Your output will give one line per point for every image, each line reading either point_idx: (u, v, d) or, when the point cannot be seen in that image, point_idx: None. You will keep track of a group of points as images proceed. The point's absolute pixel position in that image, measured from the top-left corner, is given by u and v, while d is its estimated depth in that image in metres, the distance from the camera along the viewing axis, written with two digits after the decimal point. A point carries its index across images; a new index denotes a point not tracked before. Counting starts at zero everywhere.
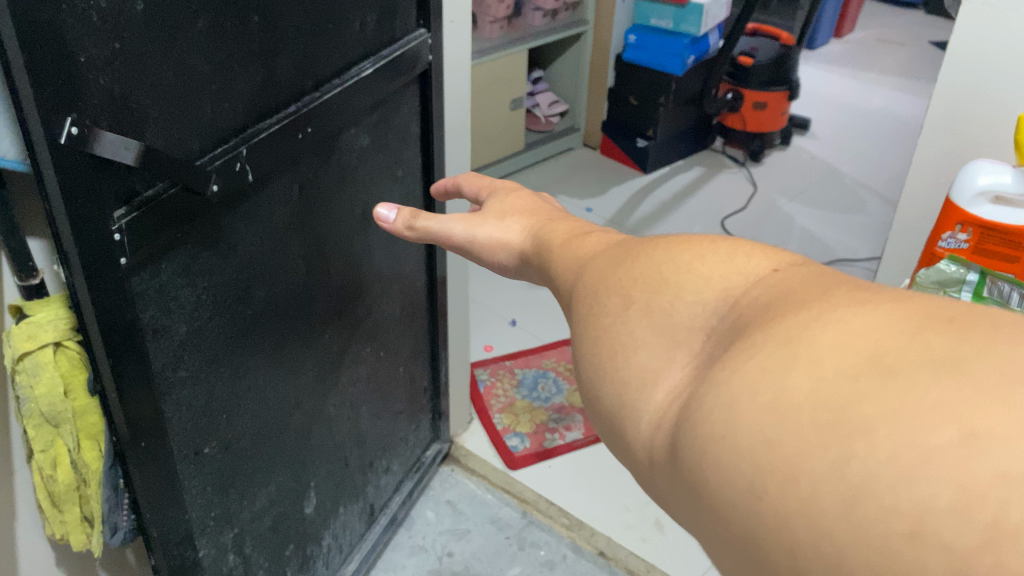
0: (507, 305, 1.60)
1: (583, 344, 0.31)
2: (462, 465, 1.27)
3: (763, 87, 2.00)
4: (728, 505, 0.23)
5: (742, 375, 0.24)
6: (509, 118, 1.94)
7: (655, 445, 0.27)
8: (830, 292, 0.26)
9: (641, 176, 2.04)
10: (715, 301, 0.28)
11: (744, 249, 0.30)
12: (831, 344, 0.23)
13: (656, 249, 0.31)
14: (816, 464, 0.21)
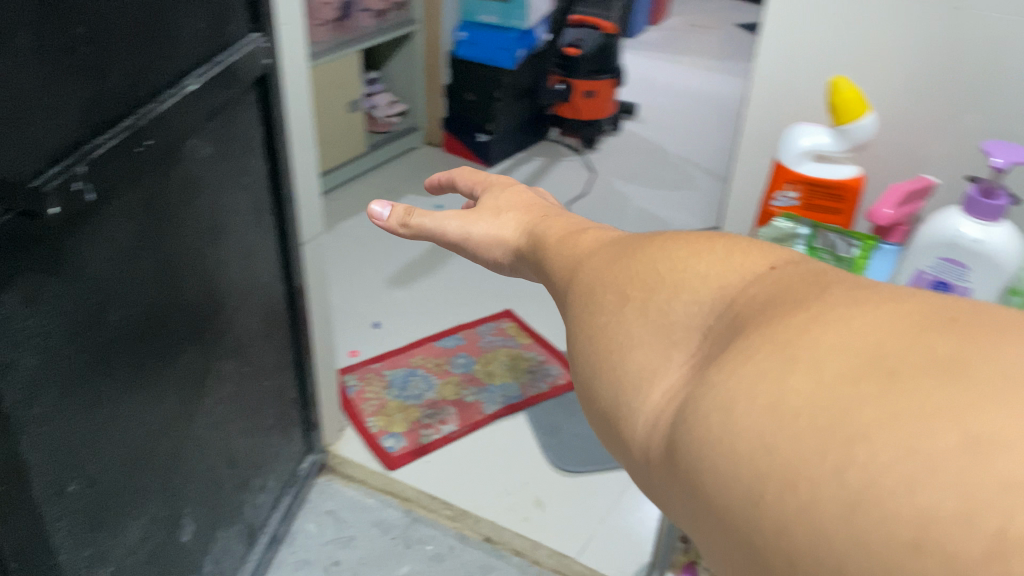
0: (370, 305, 1.58)
1: (580, 342, 0.34)
2: (339, 474, 1.26)
3: (591, 75, 2.06)
4: (728, 508, 0.24)
5: (742, 377, 0.25)
6: (349, 122, 1.92)
7: (651, 443, 0.29)
8: (829, 291, 0.28)
9: (483, 169, 2.07)
10: (712, 299, 0.30)
11: (740, 248, 0.32)
12: (831, 348, 0.24)
13: (653, 248, 0.34)
14: (815, 471, 0.22)
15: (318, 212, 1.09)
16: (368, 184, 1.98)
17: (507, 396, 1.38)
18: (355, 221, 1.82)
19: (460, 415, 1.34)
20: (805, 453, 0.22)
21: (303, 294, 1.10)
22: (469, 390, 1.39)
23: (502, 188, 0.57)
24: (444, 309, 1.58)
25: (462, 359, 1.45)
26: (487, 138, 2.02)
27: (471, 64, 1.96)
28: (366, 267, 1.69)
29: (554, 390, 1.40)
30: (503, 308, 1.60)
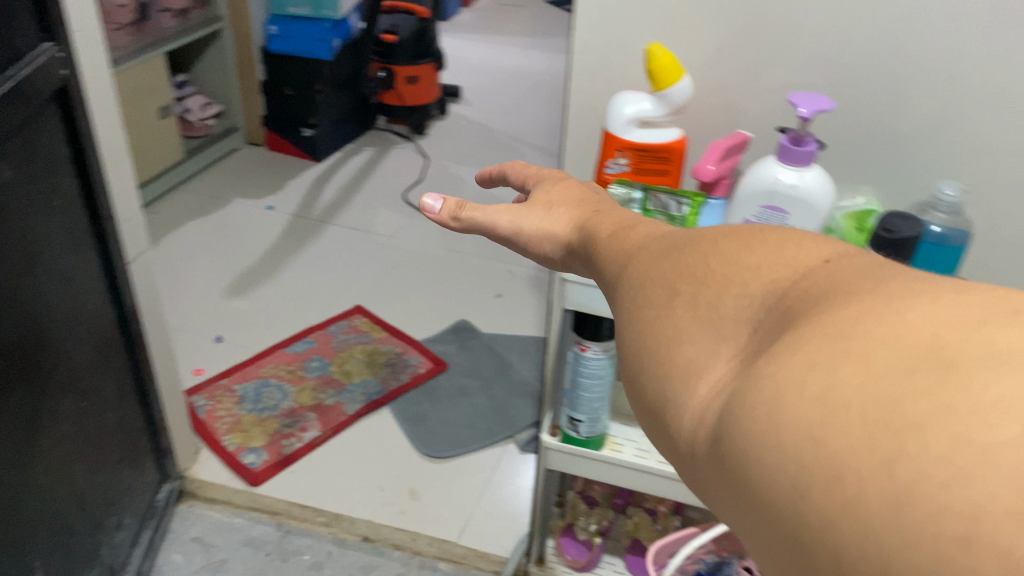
0: (207, 320, 1.49)
1: (631, 337, 0.34)
2: (201, 498, 1.20)
3: (411, 61, 2.07)
4: (775, 502, 0.24)
5: (793, 369, 0.25)
6: (161, 129, 1.81)
7: (698, 438, 0.29)
8: (885, 283, 0.28)
9: (313, 165, 2.02)
10: (763, 293, 0.30)
11: (796, 240, 0.32)
12: (886, 339, 0.25)
13: (708, 243, 0.33)
14: (865, 465, 0.22)
15: (142, 228, 1.03)
16: (191, 192, 1.87)
17: (367, 393, 1.36)
18: (182, 232, 1.72)
19: (321, 419, 1.31)
20: (856, 445, 0.23)
21: (138, 317, 1.04)
22: (327, 393, 1.35)
23: (550, 180, 0.56)
24: (290, 314, 1.53)
25: (315, 362, 1.42)
26: (311, 132, 1.97)
27: (286, 58, 1.89)
28: (199, 276, 1.59)
29: (415, 381, 1.38)
30: (353, 305, 1.57)
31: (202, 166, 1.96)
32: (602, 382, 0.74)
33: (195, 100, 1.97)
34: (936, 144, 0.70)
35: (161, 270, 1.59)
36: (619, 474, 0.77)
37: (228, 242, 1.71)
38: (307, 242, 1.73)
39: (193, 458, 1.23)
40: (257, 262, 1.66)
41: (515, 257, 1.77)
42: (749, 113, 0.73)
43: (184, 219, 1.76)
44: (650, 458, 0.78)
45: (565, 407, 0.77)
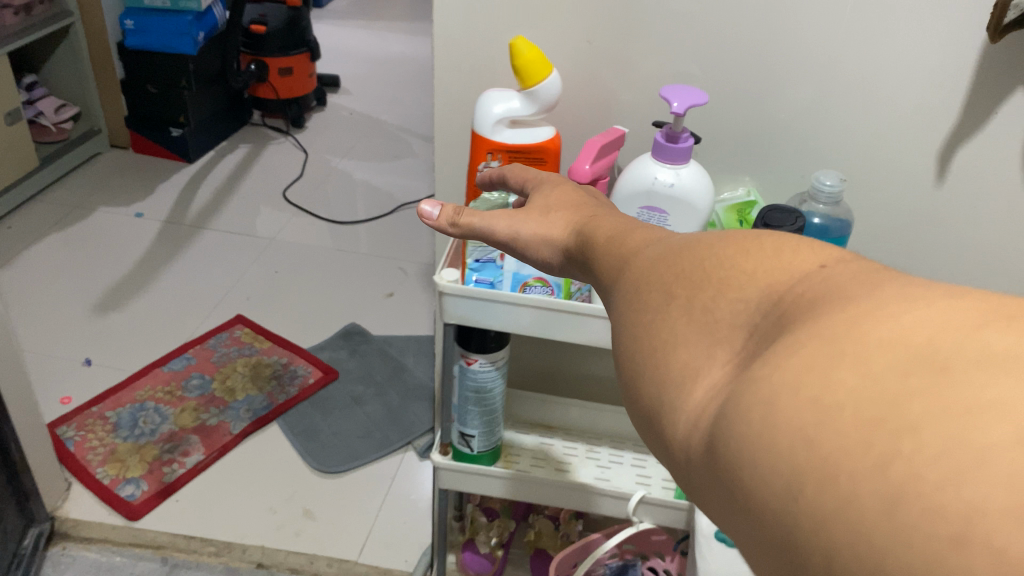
0: (70, 344, 1.38)
1: (624, 343, 0.29)
2: (74, 539, 1.09)
3: (284, 52, 1.98)
4: (764, 510, 0.21)
5: (785, 369, 0.22)
6: (10, 136, 1.66)
7: (691, 445, 0.25)
8: (881, 288, 0.23)
9: (185, 166, 1.91)
10: (759, 297, 0.26)
11: (792, 245, 0.27)
12: (882, 341, 0.21)
13: (707, 244, 0.29)
14: (859, 465, 0.19)
15: None
16: (49, 202, 1.74)
17: (253, 409, 1.29)
18: (40, 248, 1.60)
19: (204, 441, 1.23)
20: (848, 445, 0.19)
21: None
22: (210, 413, 1.28)
23: (544, 181, 0.51)
24: (164, 329, 1.44)
25: (195, 380, 1.33)
26: (180, 131, 1.86)
27: (146, 54, 1.77)
28: (59, 297, 1.48)
29: (304, 393, 1.32)
30: (233, 314, 1.49)
31: (59, 173, 1.82)
32: (492, 396, 0.70)
33: (48, 103, 1.83)
34: (814, 132, 0.69)
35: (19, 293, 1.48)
36: (516, 487, 0.74)
37: (92, 257, 1.59)
38: (180, 251, 1.63)
39: (64, 495, 1.14)
40: (126, 275, 1.56)
41: (405, 253, 1.71)
42: (625, 105, 0.70)
43: (41, 235, 1.64)
44: (546, 468, 0.75)
45: (455, 422, 0.72)
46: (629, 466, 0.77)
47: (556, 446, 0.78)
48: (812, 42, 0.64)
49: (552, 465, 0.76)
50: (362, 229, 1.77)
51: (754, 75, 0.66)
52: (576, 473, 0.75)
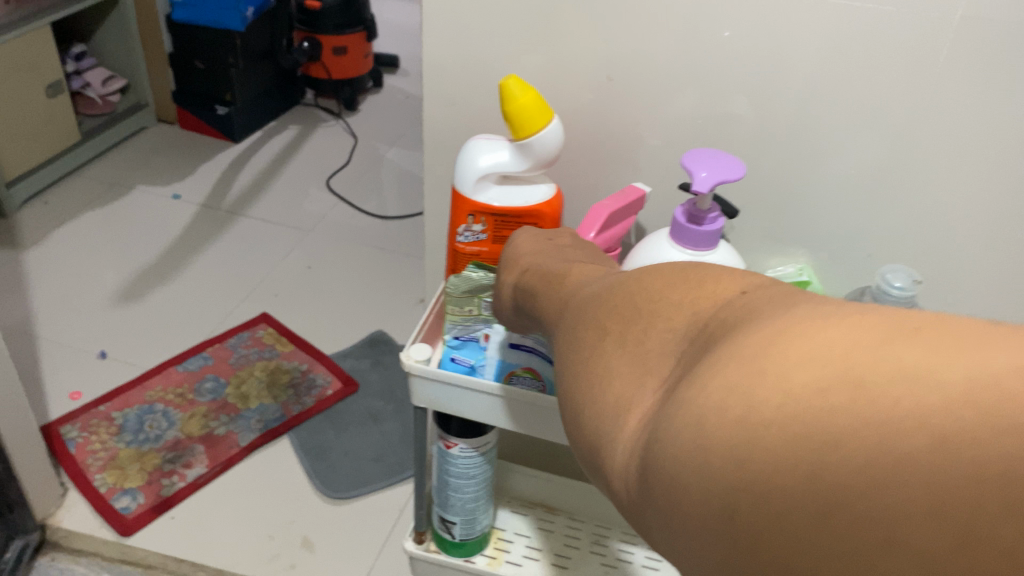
0: (88, 333, 1.34)
1: (564, 383, 0.29)
2: (64, 549, 1.03)
3: (338, 30, 1.88)
4: (701, 533, 0.20)
5: (710, 390, 0.21)
6: (50, 108, 1.62)
7: (629, 477, 0.24)
8: (800, 305, 0.22)
9: (230, 146, 1.85)
10: (687, 323, 0.25)
11: (715, 272, 0.26)
12: (801, 354, 0.20)
13: (641, 274, 0.28)
14: (788, 481, 0.18)
15: None
16: (88, 179, 1.70)
17: (264, 420, 1.21)
18: (72, 227, 1.57)
19: (208, 453, 1.16)
20: (774, 462, 0.19)
21: None
22: (219, 421, 1.21)
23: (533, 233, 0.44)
24: (184, 323, 1.38)
25: (209, 384, 1.26)
26: (226, 110, 1.80)
27: (193, 28, 1.71)
28: (82, 283, 1.44)
29: (320, 405, 1.24)
30: (259, 312, 1.42)
31: (102, 148, 1.78)
32: (477, 482, 0.60)
33: (95, 74, 1.79)
34: (883, 196, 0.56)
35: (45, 275, 1.45)
36: None
37: (123, 240, 1.55)
38: (212, 237, 1.58)
39: (59, 503, 1.07)
40: (154, 261, 1.51)
41: None
42: (650, 152, 0.59)
43: (74, 213, 1.60)
44: (541, 564, 0.65)
45: (435, 505, 0.62)
46: (640, 566, 0.67)
47: (556, 534, 0.69)
48: (898, 95, 0.52)
49: (549, 559, 0.66)
50: (403, 226, 1.68)
51: (817, 124, 0.55)
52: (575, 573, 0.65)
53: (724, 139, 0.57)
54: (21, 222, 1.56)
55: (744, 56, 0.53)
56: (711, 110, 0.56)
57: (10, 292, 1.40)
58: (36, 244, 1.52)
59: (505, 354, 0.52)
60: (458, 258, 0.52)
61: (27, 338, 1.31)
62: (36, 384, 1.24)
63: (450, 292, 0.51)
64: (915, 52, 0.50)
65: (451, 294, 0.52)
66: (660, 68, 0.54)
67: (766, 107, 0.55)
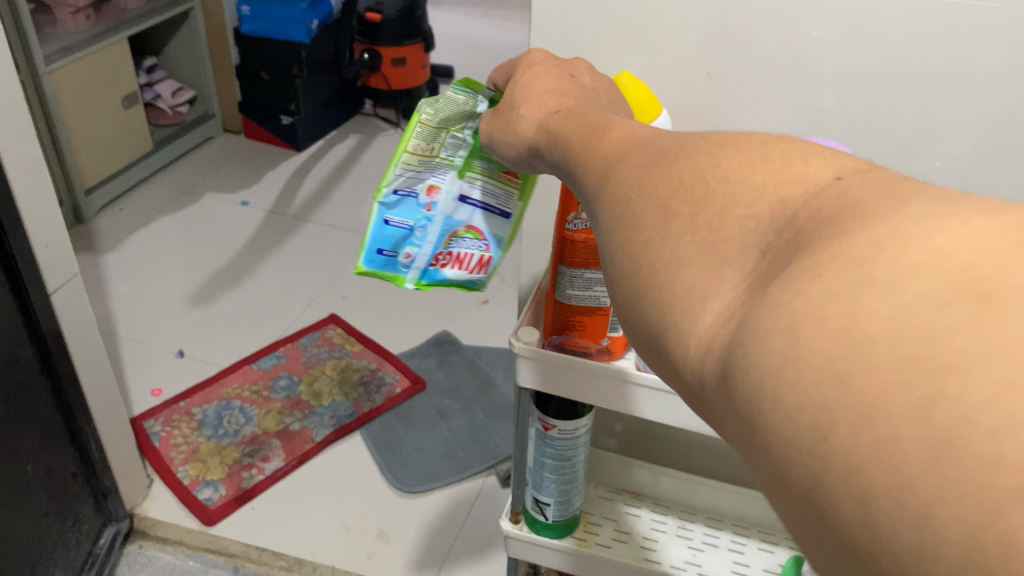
0: (166, 333, 1.39)
1: (623, 258, 0.30)
2: (151, 538, 1.08)
3: (397, 41, 1.92)
4: (793, 445, 0.22)
5: (808, 296, 0.22)
6: (126, 119, 1.69)
7: (706, 368, 0.26)
8: (907, 203, 0.23)
9: (294, 155, 1.91)
10: (771, 216, 0.26)
11: (807, 155, 0.27)
12: (913, 265, 0.21)
13: (697, 152, 0.30)
14: (903, 406, 0.19)
15: (70, 255, 0.87)
16: (160, 187, 1.77)
17: (337, 416, 1.25)
18: (147, 232, 1.63)
19: (285, 447, 1.20)
20: (885, 383, 0.20)
21: (68, 354, 0.90)
22: (294, 417, 1.25)
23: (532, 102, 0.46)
24: (257, 323, 1.43)
25: (283, 380, 1.31)
26: (291, 119, 1.86)
27: (261, 40, 1.77)
28: (158, 285, 1.50)
29: (390, 402, 1.28)
30: (327, 313, 1.46)
31: (171, 157, 1.85)
32: (573, 464, 0.64)
33: (166, 86, 1.87)
34: (969, 184, 0.59)
35: (123, 278, 1.51)
36: (594, 565, 0.67)
37: (195, 244, 1.61)
38: (281, 241, 1.63)
39: (145, 493, 1.12)
40: (225, 265, 1.56)
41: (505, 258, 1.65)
42: None
43: (149, 219, 1.67)
44: (630, 545, 0.68)
45: (529, 487, 0.66)
46: (726, 550, 0.70)
47: (643, 518, 0.72)
48: (985, 86, 0.55)
49: (637, 542, 0.69)
50: None
51: (907, 114, 0.58)
52: (664, 555, 0.68)
53: (818, 131, 0.61)
54: (99, 228, 1.63)
55: (832, 52, 0.56)
56: (802, 106, 0.60)
57: (92, 293, 1.46)
58: (114, 248, 1.58)
59: (453, 209, 0.58)
60: (567, 245, 0.56)
61: (109, 337, 1.37)
62: (121, 380, 1.29)
63: (427, 120, 0.55)
64: (1006, 44, 0.53)
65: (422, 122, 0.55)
66: (757, 61, 0.58)
67: (852, 99, 0.58)
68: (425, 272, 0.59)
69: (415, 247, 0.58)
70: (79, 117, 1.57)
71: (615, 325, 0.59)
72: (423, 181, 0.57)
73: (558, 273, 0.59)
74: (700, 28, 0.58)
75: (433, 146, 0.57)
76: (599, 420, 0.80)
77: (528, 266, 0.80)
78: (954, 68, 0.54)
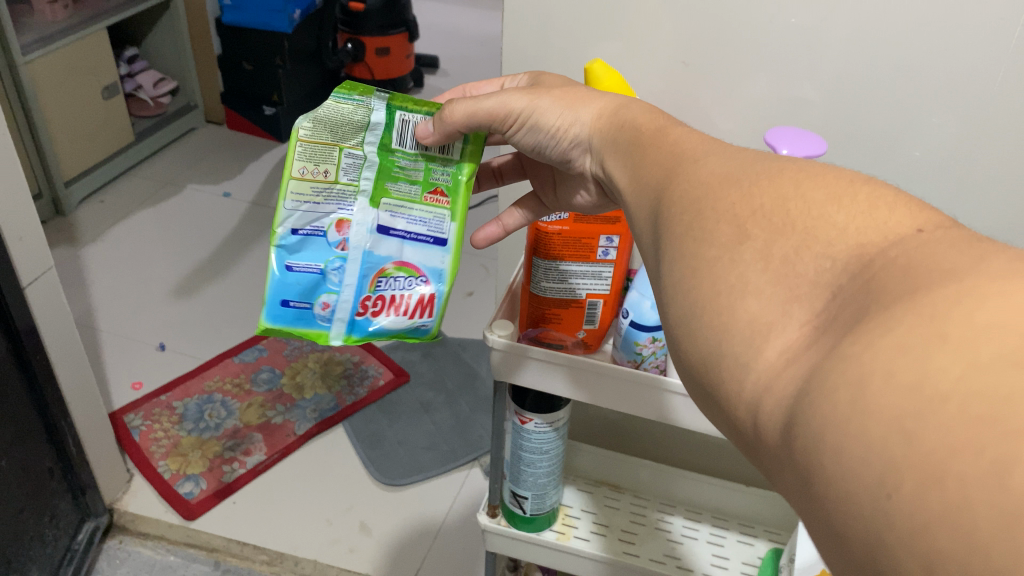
0: (148, 326, 1.38)
1: (687, 279, 0.32)
2: (132, 533, 1.07)
3: (382, 31, 1.90)
4: (853, 498, 0.22)
5: (880, 351, 0.23)
6: (106, 110, 1.68)
7: (766, 412, 0.27)
8: (987, 263, 0.24)
9: (279, 146, 1.90)
10: (848, 257, 0.28)
11: (892, 206, 0.29)
12: (987, 325, 0.22)
13: (785, 176, 0.32)
14: (973, 467, 0.20)
15: (44, 247, 0.86)
16: (142, 179, 1.76)
17: (319, 410, 1.24)
18: (129, 224, 1.62)
19: (267, 441, 1.19)
20: (956, 443, 0.20)
21: (43, 349, 0.88)
22: (276, 410, 1.24)
23: (565, 99, 0.50)
24: (240, 316, 1.42)
25: (265, 373, 1.30)
26: (273, 110, 1.85)
27: (243, 30, 1.76)
28: (141, 277, 1.49)
29: (373, 395, 1.27)
30: None
31: (153, 149, 1.84)
32: (549, 458, 0.64)
33: (147, 77, 1.86)
34: (953, 178, 0.59)
35: (105, 270, 1.49)
36: (571, 560, 0.67)
37: (178, 237, 1.60)
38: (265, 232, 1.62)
39: (124, 487, 1.11)
40: (208, 257, 1.55)
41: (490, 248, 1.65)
42: (724, 135, 0.63)
43: (130, 211, 1.65)
44: (609, 539, 0.68)
45: (508, 481, 0.67)
46: (704, 543, 0.70)
47: (622, 511, 0.72)
48: (969, 76, 0.54)
49: (616, 535, 0.69)
50: None
51: (894, 102, 0.57)
52: (642, 548, 0.68)
53: (796, 120, 0.60)
54: (79, 220, 1.61)
55: (814, 40, 0.56)
56: (782, 95, 0.59)
57: (71, 285, 1.45)
58: (94, 241, 1.56)
59: (369, 244, 0.55)
60: (541, 237, 0.56)
61: (89, 331, 1.35)
62: (100, 373, 1.28)
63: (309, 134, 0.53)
64: (987, 33, 0.52)
65: (306, 139, 0.53)
66: (738, 50, 0.58)
67: (834, 87, 0.57)
68: (354, 326, 0.55)
69: (331, 294, 0.54)
70: (59, 107, 1.55)
71: (591, 317, 0.59)
72: (330, 212, 0.54)
73: (532, 265, 0.59)
74: (693, 18, 0.57)
75: (330, 163, 0.53)
76: (578, 413, 0.80)
77: (511, 261, 0.80)
78: (934, 56, 0.54)
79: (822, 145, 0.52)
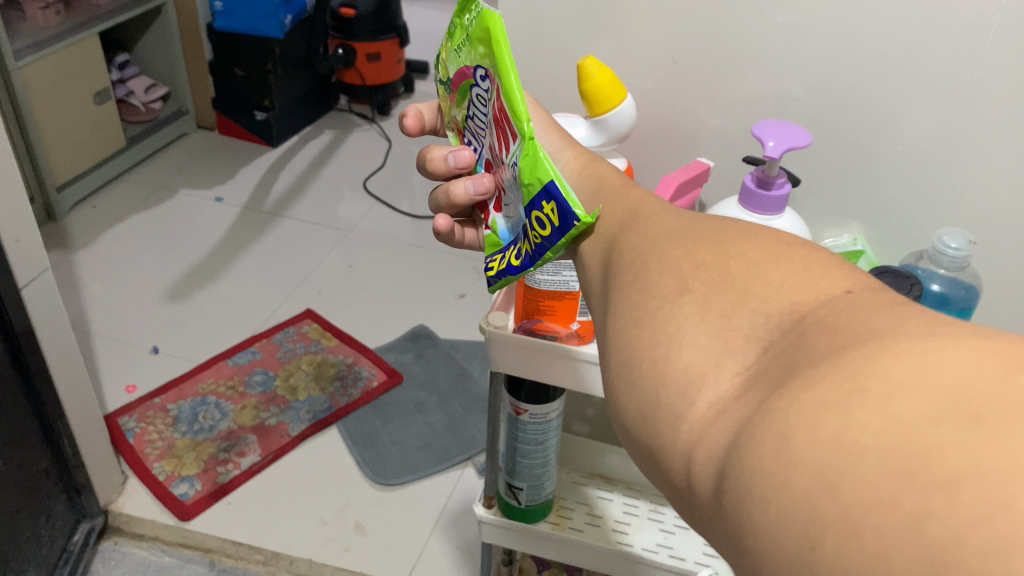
0: (142, 329, 1.38)
1: (628, 327, 0.32)
2: (127, 534, 1.08)
3: (372, 36, 1.93)
4: (779, 552, 0.22)
5: (802, 405, 0.23)
6: (97, 115, 1.68)
7: (698, 461, 0.27)
8: (907, 322, 0.25)
9: (269, 151, 1.91)
10: (781, 316, 0.28)
11: (824, 270, 0.29)
12: (905, 382, 0.22)
13: (727, 237, 0.33)
14: (891, 518, 0.20)
15: (41, 248, 0.87)
16: (133, 184, 1.76)
17: (314, 411, 1.25)
18: (121, 228, 1.62)
19: (261, 442, 1.20)
20: (875, 498, 0.20)
21: (40, 350, 0.89)
22: (270, 412, 1.25)
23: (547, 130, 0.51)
24: (231, 320, 1.42)
25: (259, 376, 1.31)
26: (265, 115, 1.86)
27: (234, 36, 1.78)
28: (133, 281, 1.49)
29: (367, 396, 1.28)
30: (303, 309, 1.46)
31: (145, 153, 1.84)
32: (546, 447, 0.66)
33: (138, 82, 1.87)
34: (930, 173, 0.61)
35: (98, 275, 1.50)
36: (564, 548, 0.68)
37: (168, 242, 1.60)
38: (257, 237, 1.63)
39: (120, 489, 1.11)
40: (200, 261, 1.55)
41: None
42: (710, 132, 0.64)
43: (123, 215, 1.66)
44: (601, 529, 0.69)
45: (504, 472, 0.68)
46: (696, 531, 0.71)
47: (616, 503, 0.73)
48: (946, 78, 0.56)
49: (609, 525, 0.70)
50: None
51: (873, 98, 0.59)
52: (636, 538, 0.68)
53: (783, 116, 0.61)
54: (71, 225, 1.61)
55: (798, 39, 0.57)
56: (770, 92, 0.60)
57: (65, 290, 1.45)
58: (86, 246, 1.57)
59: None
60: None
61: (83, 335, 1.35)
62: (95, 377, 1.28)
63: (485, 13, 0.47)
64: (965, 33, 0.54)
65: None
66: (721, 51, 0.60)
67: (817, 85, 0.59)
68: None
69: None
70: (51, 112, 1.56)
71: (584, 309, 0.59)
72: None
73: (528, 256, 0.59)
74: (679, 22, 0.59)
75: None
76: (572, 406, 0.82)
77: None
78: (909, 54, 0.56)
79: (808, 137, 0.54)
